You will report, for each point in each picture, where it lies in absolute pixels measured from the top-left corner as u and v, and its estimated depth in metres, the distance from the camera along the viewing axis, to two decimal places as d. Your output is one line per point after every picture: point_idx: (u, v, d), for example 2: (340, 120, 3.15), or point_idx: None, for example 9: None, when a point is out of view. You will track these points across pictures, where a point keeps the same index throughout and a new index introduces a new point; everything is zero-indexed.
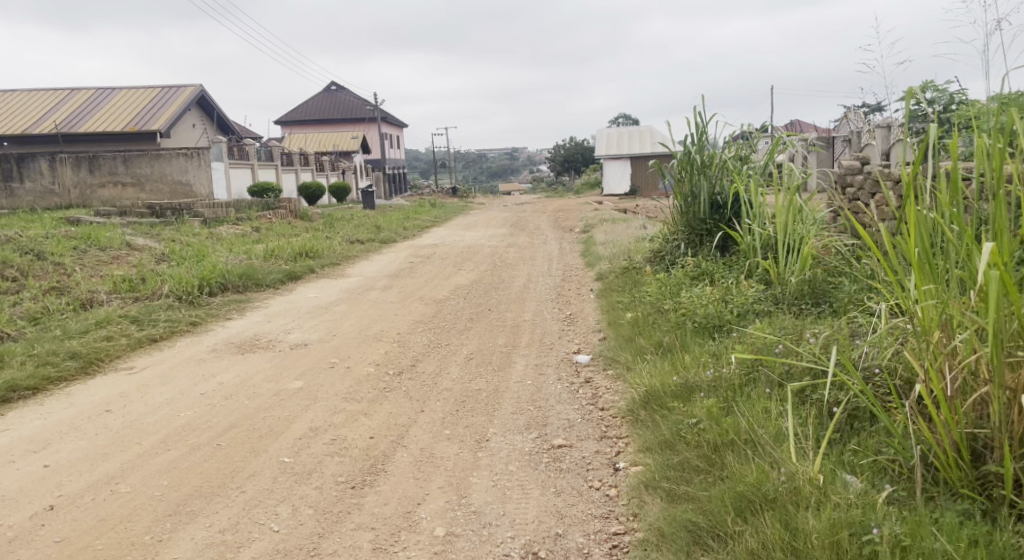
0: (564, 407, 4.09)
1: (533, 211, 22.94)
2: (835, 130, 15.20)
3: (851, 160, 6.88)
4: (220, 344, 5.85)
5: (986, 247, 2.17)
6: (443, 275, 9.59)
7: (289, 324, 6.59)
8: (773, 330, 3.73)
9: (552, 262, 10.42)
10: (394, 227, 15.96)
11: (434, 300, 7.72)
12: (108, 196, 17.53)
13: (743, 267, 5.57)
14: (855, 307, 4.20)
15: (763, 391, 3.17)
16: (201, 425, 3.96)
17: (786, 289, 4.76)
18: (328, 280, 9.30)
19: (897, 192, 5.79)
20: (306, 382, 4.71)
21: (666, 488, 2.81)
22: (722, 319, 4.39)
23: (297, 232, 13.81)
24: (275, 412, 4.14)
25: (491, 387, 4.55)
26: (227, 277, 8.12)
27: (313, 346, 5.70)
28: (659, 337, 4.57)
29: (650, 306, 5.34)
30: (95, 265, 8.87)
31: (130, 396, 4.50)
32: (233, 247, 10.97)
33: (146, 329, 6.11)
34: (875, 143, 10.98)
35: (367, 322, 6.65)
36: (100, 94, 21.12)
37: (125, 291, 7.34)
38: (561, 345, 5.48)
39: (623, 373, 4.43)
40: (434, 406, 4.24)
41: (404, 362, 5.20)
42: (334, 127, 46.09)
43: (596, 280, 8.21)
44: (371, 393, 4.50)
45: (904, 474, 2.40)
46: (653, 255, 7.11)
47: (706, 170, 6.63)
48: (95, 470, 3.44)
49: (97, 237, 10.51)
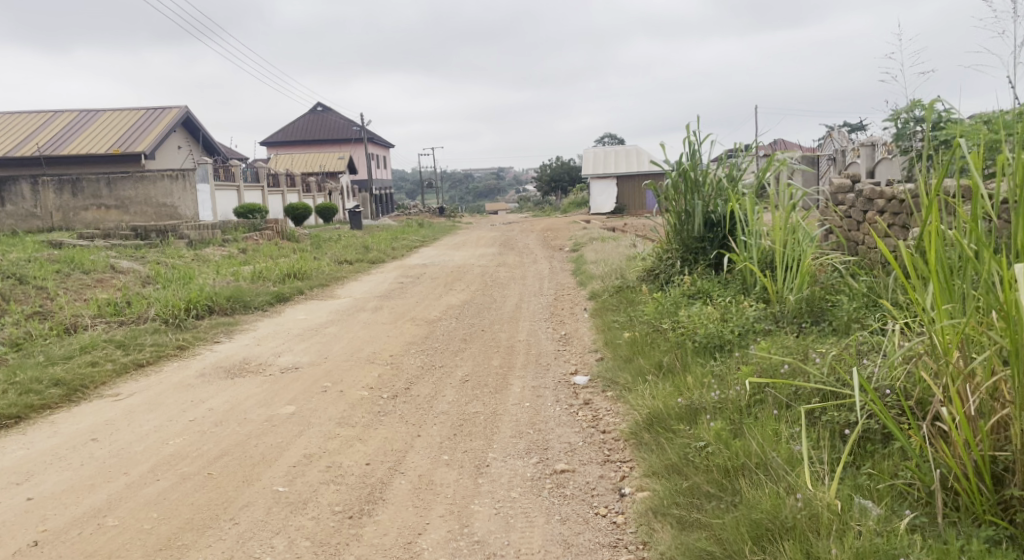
0: (564, 431, 4.00)
1: (521, 230, 22.96)
2: (819, 149, 15.36)
3: (842, 179, 6.89)
4: (208, 368, 5.72)
5: (1007, 265, 2.14)
6: (434, 295, 9.51)
7: (278, 347, 6.47)
8: (777, 350, 3.68)
9: (543, 281, 10.36)
10: (383, 247, 15.86)
11: (426, 321, 7.62)
12: (91, 218, 17.34)
13: (739, 285, 5.53)
14: (856, 326, 4.17)
15: (771, 412, 3.11)
16: (190, 453, 3.84)
17: (785, 307, 4.72)
18: (317, 301, 9.19)
19: (891, 210, 5.79)
20: (298, 407, 4.59)
21: (677, 515, 2.73)
22: (723, 339, 4.34)
23: (284, 253, 13.68)
24: (267, 438, 4.02)
25: (488, 410, 4.46)
26: (215, 300, 8.00)
27: (304, 370, 5.58)
28: (658, 358, 4.50)
29: (647, 326, 5.28)
30: (79, 289, 8.72)
31: (115, 423, 4.37)
32: (220, 269, 10.84)
33: (132, 354, 5.97)
34: (861, 162, 11.09)
35: (359, 344, 6.54)
36: (84, 116, 20.99)
37: (110, 315, 7.20)
38: (558, 366, 5.39)
39: (623, 395, 4.35)
40: (431, 430, 4.15)
41: (398, 385, 5.10)
42: (320, 147, 46.05)
43: (589, 299, 8.16)
44: (365, 417, 4.39)
45: (923, 498, 2.34)
46: (647, 274, 7.09)
47: (699, 189, 6.62)
48: (81, 502, 3.31)
49: (81, 260, 10.34)
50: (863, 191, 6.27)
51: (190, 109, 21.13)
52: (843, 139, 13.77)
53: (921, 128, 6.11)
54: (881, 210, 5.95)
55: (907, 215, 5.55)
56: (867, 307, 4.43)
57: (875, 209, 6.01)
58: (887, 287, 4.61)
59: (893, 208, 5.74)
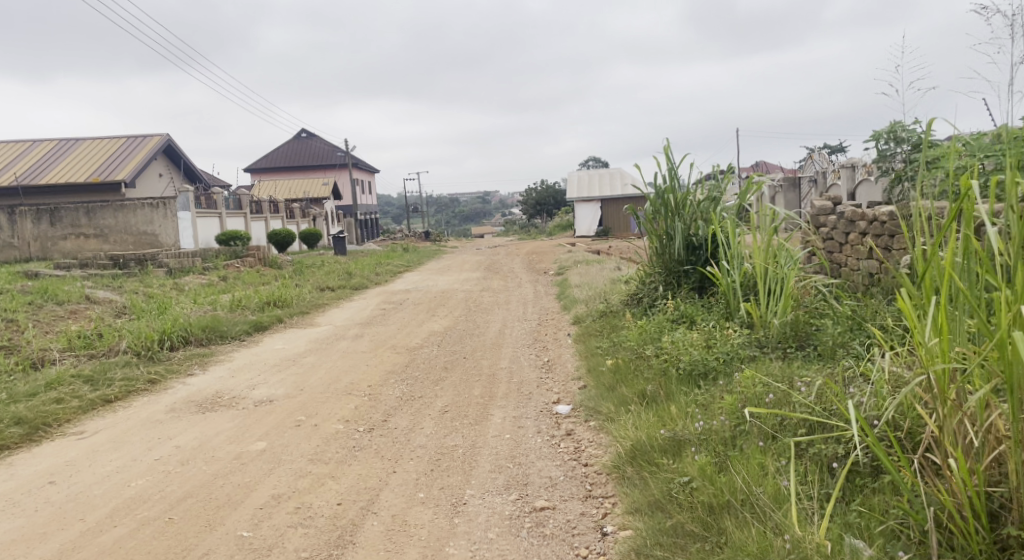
0: (545, 464, 3.86)
1: (506, 253, 22.91)
2: (801, 170, 15.46)
3: (823, 201, 6.85)
4: (179, 403, 5.52)
5: (1007, 295, 2.06)
6: (416, 321, 9.34)
7: (254, 378, 6.28)
8: (762, 378, 3.56)
9: (527, 306, 10.24)
10: (366, 273, 15.70)
11: (406, 349, 7.46)
12: (69, 247, 17.07)
13: (723, 310, 5.43)
14: (841, 352, 4.09)
15: (757, 444, 3.00)
16: (152, 495, 3.65)
17: (769, 332, 4.63)
18: (296, 330, 9.00)
19: (874, 231, 5.73)
20: (270, 443, 4.41)
21: (659, 557, 2.59)
22: (708, 366, 4.22)
23: (265, 280, 13.48)
24: (234, 478, 3.85)
25: (467, 443, 4.31)
26: (190, 329, 7.79)
27: (278, 403, 5.39)
28: (642, 386, 4.38)
29: (630, 353, 5.16)
30: (51, 321, 8.50)
31: (76, 464, 4.17)
32: (198, 297, 10.63)
33: (101, 389, 5.76)
34: (842, 183, 11.11)
35: (337, 374, 6.36)
36: (63, 145, 20.79)
37: (80, 348, 6.98)
38: (540, 395, 5.24)
39: (605, 425, 4.22)
40: (407, 466, 3.99)
41: (375, 418, 4.92)
42: (304, 173, 45.92)
43: (573, 323, 8.03)
44: (339, 453, 4.22)
45: (916, 538, 2.23)
46: (630, 298, 7.00)
47: (680, 211, 6.55)
48: (31, 553, 3.13)
49: (55, 291, 10.11)
50: (845, 213, 6.22)
51: (171, 136, 20.97)
52: (824, 160, 13.83)
53: (899, 149, 6.11)
54: (863, 232, 5.90)
55: (890, 236, 5.50)
56: (852, 332, 4.34)
57: (858, 231, 5.97)
58: (869, 311, 4.54)
59: (876, 229, 5.68)
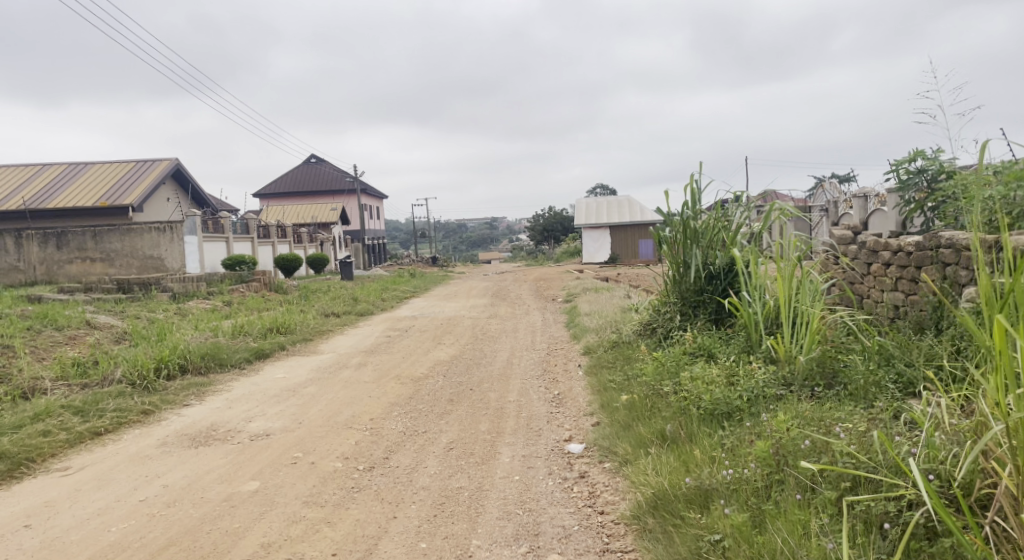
0: (558, 511, 3.58)
1: (512, 279, 22.66)
2: (811, 199, 15.15)
3: (844, 229, 6.58)
4: (171, 436, 5.25)
5: None
6: (421, 350, 9.06)
7: (251, 410, 6.00)
8: (795, 420, 3.30)
9: (535, 335, 9.94)
10: (372, 298, 15.46)
11: (411, 379, 7.19)
12: (75, 271, 16.94)
13: (743, 343, 5.17)
14: (875, 393, 3.84)
15: (794, 497, 2.77)
16: (131, 544, 3.39)
17: (795, 368, 4.38)
18: (298, 358, 8.74)
19: (898, 262, 5.42)
20: (263, 483, 4.13)
21: None
22: (732, 406, 3.95)
23: (269, 305, 13.26)
24: (222, 523, 3.58)
25: (473, 485, 4.02)
26: (188, 357, 7.54)
27: (275, 438, 5.12)
28: (661, 426, 4.10)
29: (647, 388, 4.87)
30: (48, 347, 8.28)
31: (56, 505, 3.90)
32: (199, 323, 10.40)
33: (91, 421, 5.50)
34: (855, 213, 10.80)
35: (337, 406, 6.08)
36: (73, 169, 20.81)
37: (73, 377, 6.74)
38: (551, 432, 4.96)
39: (622, 468, 3.95)
40: (409, 510, 3.71)
41: (376, 455, 4.64)
42: (312, 199, 45.91)
43: (584, 353, 7.75)
44: (336, 495, 3.94)
45: None
46: (645, 328, 6.74)
47: (699, 239, 6.30)
48: None
49: (55, 316, 9.91)
50: (867, 243, 5.95)
51: (180, 160, 20.96)
52: (835, 190, 13.54)
53: (922, 179, 5.88)
54: (886, 262, 5.63)
55: (916, 268, 5.18)
56: (882, 368, 4.11)
57: (881, 262, 5.69)
58: (900, 347, 4.30)
59: (900, 260, 5.37)
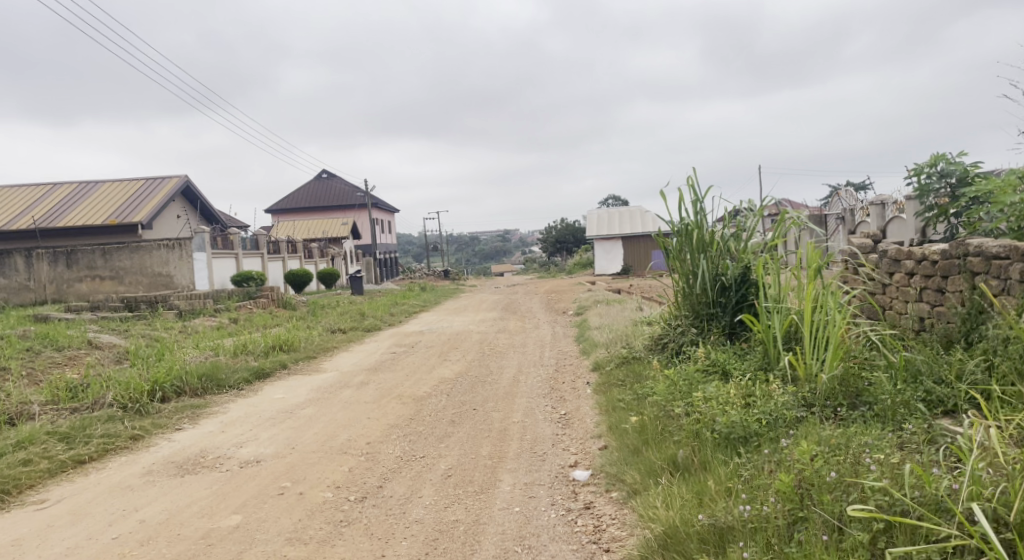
0: (560, 549, 3.29)
1: (524, 291, 22.44)
2: (827, 207, 14.74)
3: (862, 238, 6.22)
4: (157, 464, 4.99)
5: None
6: (425, 367, 8.77)
7: (243, 435, 5.73)
8: (818, 446, 3.00)
9: (544, 350, 9.66)
10: (380, 313, 15.23)
11: (413, 398, 6.91)
12: (84, 290, 16.82)
13: (758, 361, 4.83)
14: (904, 417, 3.51)
15: (822, 539, 2.50)
16: None
17: (816, 388, 4.05)
18: (299, 376, 8.49)
19: (922, 271, 5.07)
20: (245, 517, 3.86)
21: None
22: (750, 431, 3.63)
23: (275, 322, 13.06)
24: None
25: (470, 518, 3.72)
26: (185, 379, 7.31)
27: (265, 465, 4.86)
28: (672, 452, 3.80)
29: (657, 409, 4.57)
30: (45, 369, 8.09)
31: (24, 545, 3.66)
32: (201, 341, 10.19)
33: (76, 448, 5.26)
34: (872, 221, 10.38)
35: (334, 430, 5.80)
36: (84, 188, 20.84)
37: (64, 400, 6.52)
38: (555, 456, 4.65)
39: (629, 498, 3.66)
40: (399, 547, 3.42)
41: (369, 484, 4.36)
42: (323, 214, 45.89)
43: (593, 370, 7.45)
44: (322, 530, 3.67)
45: None
46: (655, 344, 6.44)
47: (707, 248, 6.00)
48: None
49: (56, 336, 9.74)
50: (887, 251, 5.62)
51: (188, 177, 20.94)
52: (851, 198, 13.09)
53: (943, 184, 5.52)
54: (909, 272, 5.28)
55: (942, 278, 4.83)
56: (909, 385, 3.79)
57: (903, 272, 5.36)
58: (926, 362, 3.96)
59: (924, 269, 5.02)
